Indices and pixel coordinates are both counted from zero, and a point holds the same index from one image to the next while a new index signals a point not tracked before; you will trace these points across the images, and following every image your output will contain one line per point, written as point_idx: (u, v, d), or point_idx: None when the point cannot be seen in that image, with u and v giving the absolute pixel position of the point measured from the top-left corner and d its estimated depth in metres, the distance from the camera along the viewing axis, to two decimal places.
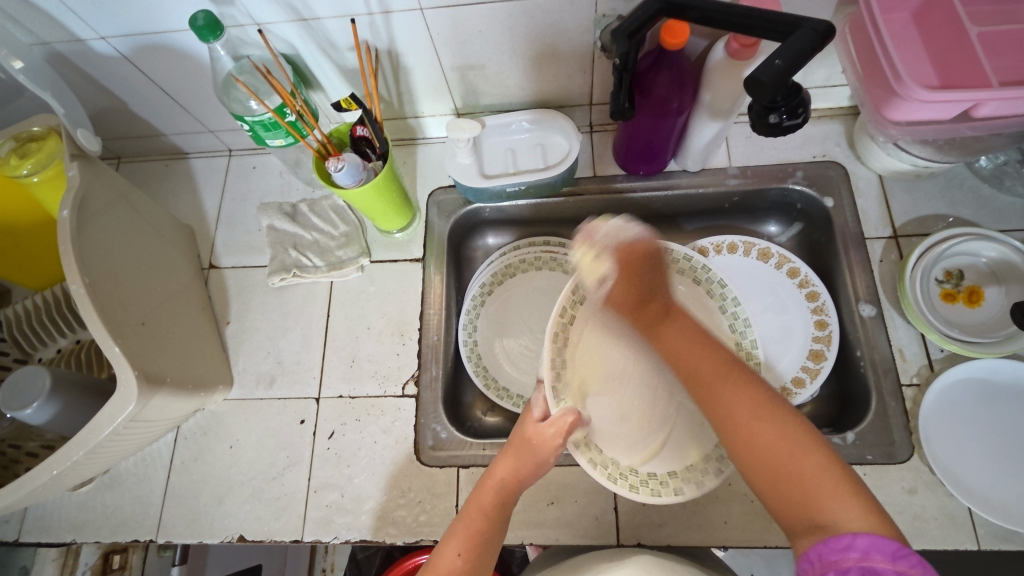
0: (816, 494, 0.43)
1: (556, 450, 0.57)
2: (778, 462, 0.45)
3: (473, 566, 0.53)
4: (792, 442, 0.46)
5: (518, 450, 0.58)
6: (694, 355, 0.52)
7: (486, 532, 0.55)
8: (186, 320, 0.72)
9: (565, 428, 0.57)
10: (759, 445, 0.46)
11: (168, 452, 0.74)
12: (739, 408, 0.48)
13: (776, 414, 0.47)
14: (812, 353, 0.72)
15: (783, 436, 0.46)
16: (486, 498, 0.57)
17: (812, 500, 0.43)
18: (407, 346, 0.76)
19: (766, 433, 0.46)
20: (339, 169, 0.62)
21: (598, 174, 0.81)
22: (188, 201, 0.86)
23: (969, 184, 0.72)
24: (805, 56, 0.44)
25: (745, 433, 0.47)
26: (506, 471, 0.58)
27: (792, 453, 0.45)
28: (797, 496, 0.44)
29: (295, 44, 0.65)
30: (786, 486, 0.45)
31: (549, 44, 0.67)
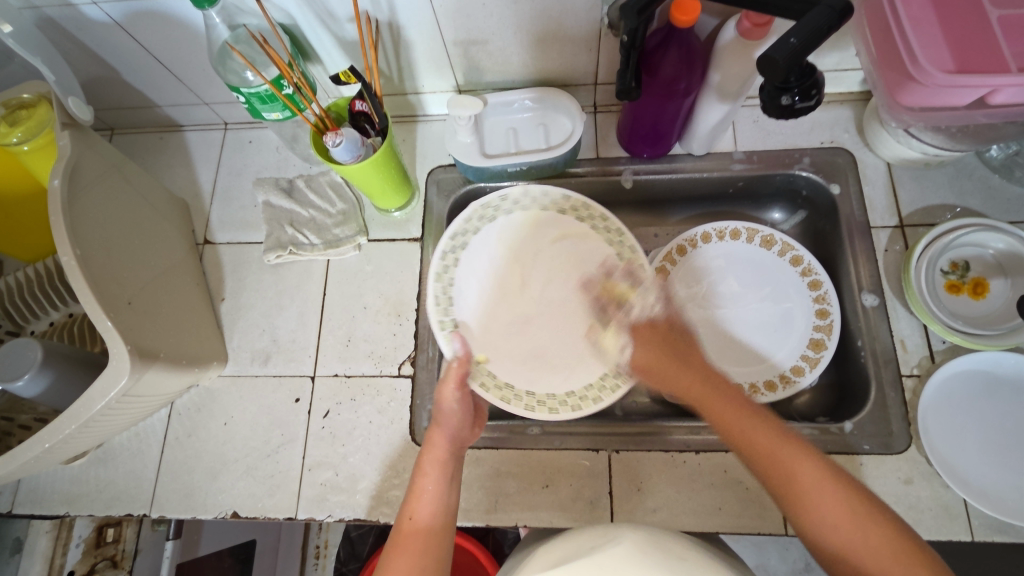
0: (870, 539, 0.45)
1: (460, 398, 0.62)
2: (833, 523, 0.46)
3: (440, 517, 0.54)
4: (829, 484, 0.48)
5: (440, 416, 0.61)
6: (722, 403, 0.55)
7: (439, 491, 0.56)
8: (180, 295, 0.71)
9: (460, 375, 0.64)
10: (812, 504, 0.47)
11: (162, 428, 0.73)
12: (795, 467, 0.49)
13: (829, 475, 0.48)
14: (812, 342, 0.72)
15: (837, 500, 0.47)
16: (430, 459, 0.58)
17: (847, 538, 0.45)
18: (403, 327, 0.75)
19: (804, 475, 0.48)
20: (337, 144, 0.60)
21: (601, 156, 0.79)
22: (183, 175, 0.85)
23: (978, 173, 0.71)
24: (821, 35, 0.42)
25: (797, 495, 0.48)
26: (449, 413, 0.61)
27: (827, 497, 0.47)
28: (845, 544, 0.45)
29: (293, 13, 0.63)
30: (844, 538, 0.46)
31: (556, 19, 0.65)
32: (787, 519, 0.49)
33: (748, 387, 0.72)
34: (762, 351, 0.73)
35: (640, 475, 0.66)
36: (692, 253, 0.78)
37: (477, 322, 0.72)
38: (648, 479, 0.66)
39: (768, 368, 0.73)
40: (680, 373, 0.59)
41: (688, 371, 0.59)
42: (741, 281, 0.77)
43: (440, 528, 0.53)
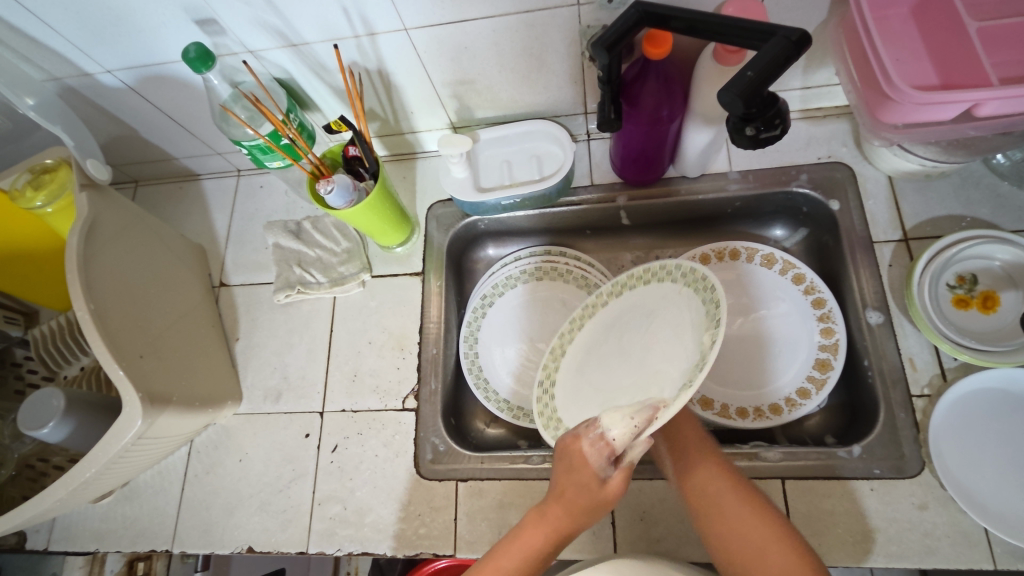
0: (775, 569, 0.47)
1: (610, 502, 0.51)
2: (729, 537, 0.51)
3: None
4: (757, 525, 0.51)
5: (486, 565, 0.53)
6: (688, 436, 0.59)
7: None
8: (197, 338, 0.75)
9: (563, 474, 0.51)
10: (730, 522, 0.52)
11: (182, 465, 0.77)
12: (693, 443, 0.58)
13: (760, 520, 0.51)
14: (818, 362, 0.70)
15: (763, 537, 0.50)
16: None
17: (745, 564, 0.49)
18: (407, 360, 0.77)
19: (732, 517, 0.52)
20: (329, 192, 0.63)
21: (596, 183, 0.80)
22: (199, 221, 0.89)
23: (985, 182, 0.69)
24: (779, 65, 0.42)
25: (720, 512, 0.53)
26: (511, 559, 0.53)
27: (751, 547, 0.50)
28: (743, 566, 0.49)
29: (288, 68, 0.67)
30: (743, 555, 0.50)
31: (537, 57, 0.67)
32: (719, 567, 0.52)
33: (754, 411, 0.70)
34: (767, 373, 0.72)
35: (644, 505, 0.65)
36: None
37: (490, 332, 0.81)
38: (651, 508, 0.65)
39: (773, 391, 0.71)
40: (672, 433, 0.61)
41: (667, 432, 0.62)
42: (742, 299, 0.76)
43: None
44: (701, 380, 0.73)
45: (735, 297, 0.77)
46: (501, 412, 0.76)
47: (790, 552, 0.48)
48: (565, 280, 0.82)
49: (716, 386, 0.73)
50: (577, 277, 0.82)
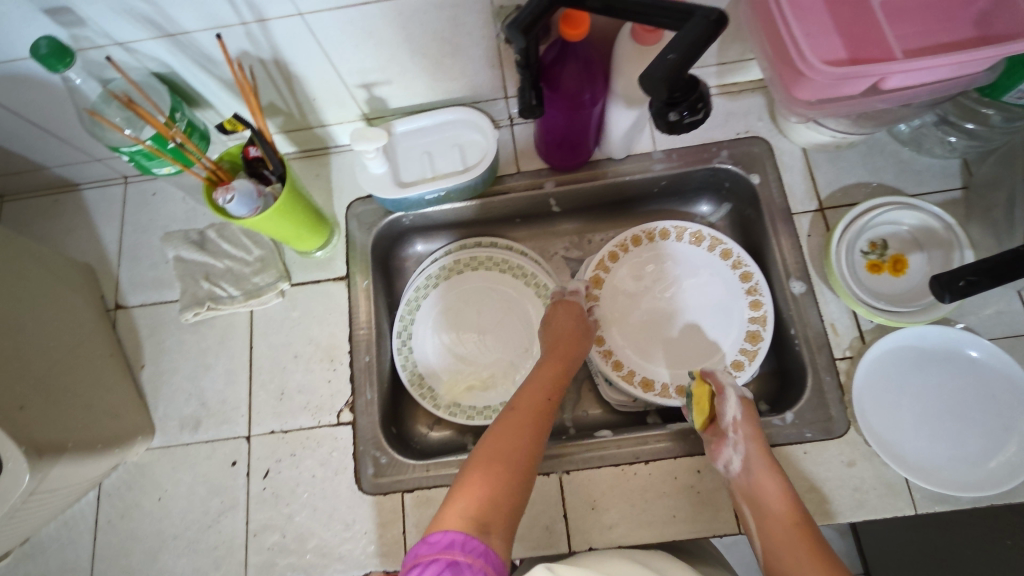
0: None
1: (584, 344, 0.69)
2: None
3: (516, 487, 0.53)
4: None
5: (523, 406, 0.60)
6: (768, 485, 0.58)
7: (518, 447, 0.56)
8: (93, 371, 0.67)
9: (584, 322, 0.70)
10: None
11: (92, 512, 0.69)
12: (772, 492, 0.58)
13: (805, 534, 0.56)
14: (750, 334, 0.72)
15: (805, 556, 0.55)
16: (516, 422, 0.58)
17: None
18: (338, 372, 0.72)
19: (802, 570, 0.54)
20: (228, 201, 0.56)
21: (522, 170, 0.78)
22: (84, 237, 0.79)
23: (889, 149, 0.73)
24: (699, 48, 0.40)
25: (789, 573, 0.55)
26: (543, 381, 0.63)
27: None
28: None
29: (167, 62, 0.59)
30: None
31: (450, 41, 0.63)
32: None
33: None
34: (703, 350, 0.73)
35: (594, 493, 0.65)
36: (624, 259, 0.77)
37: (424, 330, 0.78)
38: (601, 496, 0.65)
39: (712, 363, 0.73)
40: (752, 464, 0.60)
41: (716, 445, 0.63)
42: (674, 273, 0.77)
43: (513, 508, 0.52)
44: (639, 362, 0.73)
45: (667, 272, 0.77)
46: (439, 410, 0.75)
47: None
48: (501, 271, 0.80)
49: (655, 366, 0.73)
50: (512, 267, 0.81)
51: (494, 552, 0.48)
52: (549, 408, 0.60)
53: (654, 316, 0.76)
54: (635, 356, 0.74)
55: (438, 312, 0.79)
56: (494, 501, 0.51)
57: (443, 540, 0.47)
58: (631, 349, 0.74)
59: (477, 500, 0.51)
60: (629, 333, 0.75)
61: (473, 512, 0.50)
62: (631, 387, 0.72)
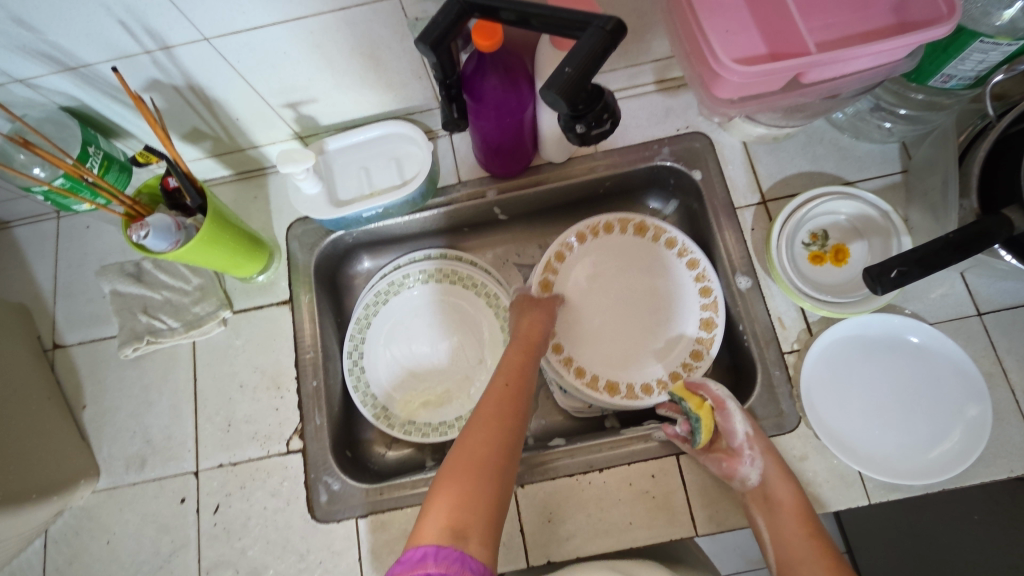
0: None
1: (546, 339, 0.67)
2: None
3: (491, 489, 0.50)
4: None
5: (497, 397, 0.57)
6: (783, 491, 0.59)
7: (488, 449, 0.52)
8: (28, 418, 0.65)
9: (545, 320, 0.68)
10: None
11: (38, 561, 0.67)
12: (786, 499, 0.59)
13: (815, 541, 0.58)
14: (705, 321, 0.71)
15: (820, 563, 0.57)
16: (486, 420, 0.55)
17: None
18: (286, 398, 0.71)
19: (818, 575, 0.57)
20: (145, 237, 0.55)
21: (464, 179, 0.76)
22: (18, 277, 0.77)
23: (828, 137, 0.72)
24: (598, 58, 0.40)
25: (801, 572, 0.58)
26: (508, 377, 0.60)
27: None
28: None
29: (75, 94, 0.57)
30: None
31: (370, 55, 0.61)
32: None
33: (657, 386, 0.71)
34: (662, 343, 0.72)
35: (550, 505, 0.64)
36: (572, 258, 0.75)
37: (375, 349, 0.77)
38: (557, 507, 0.64)
39: (675, 355, 0.72)
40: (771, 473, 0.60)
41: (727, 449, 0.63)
42: (622, 269, 0.75)
43: (491, 511, 0.49)
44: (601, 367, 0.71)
45: (614, 268, 0.75)
46: (393, 430, 0.73)
47: None
48: (451, 283, 0.79)
49: (618, 369, 0.71)
50: (461, 278, 0.79)
51: (473, 556, 0.44)
52: (518, 400, 0.57)
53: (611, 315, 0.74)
54: (597, 362, 0.72)
55: (389, 327, 0.78)
56: (466, 506, 0.48)
57: (415, 555, 0.43)
58: (592, 354, 0.72)
59: (452, 502, 0.48)
60: (588, 338, 0.73)
61: (446, 518, 0.46)
62: (597, 394, 0.70)
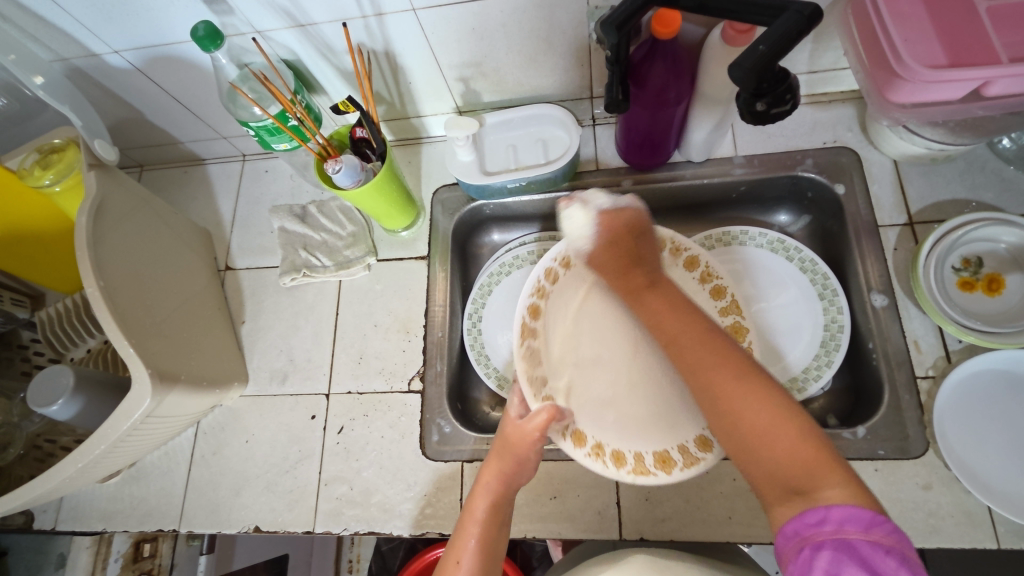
0: (784, 448, 0.42)
1: (537, 444, 0.57)
2: (747, 415, 0.44)
3: None
4: (775, 412, 0.43)
5: (501, 452, 0.58)
6: (676, 322, 0.50)
7: (488, 540, 0.55)
8: (203, 321, 0.75)
9: (546, 425, 0.56)
10: (738, 413, 0.44)
11: (189, 446, 0.77)
12: (670, 324, 0.51)
13: (782, 410, 0.43)
14: (734, 328, 0.69)
15: (777, 416, 0.43)
16: (477, 512, 0.56)
17: (785, 464, 0.42)
18: (412, 343, 0.77)
19: (746, 399, 0.44)
20: (337, 171, 0.64)
21: (601, 168, 0.81)
22: (205, 205, 0.90)
23: (991, 166, 0.69)
24: (791, 40, 0.44)
25: (727, 407, 0.45)
26: (489, 484, 0.58)
27: (775, 430, 0.42)
28: (753, 448, 0.43)
29: (296, 49, 0.67)
30: (763, 447, 0.43)
31: (544, 39, 0.67)
32: (748, 477, 0.45)
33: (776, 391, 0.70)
34: (777, 351, 0.72)
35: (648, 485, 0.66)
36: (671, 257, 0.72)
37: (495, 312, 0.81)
38: (656, 489, 0.65)
39: (794, 360, 0.71)
40: (634, 276, 0.55)
41: (642, 275, 0.55)
42: (756, 284, 0.76)
43: None
44: (631, 441, 0.63)
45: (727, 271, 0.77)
46: (489, 380, 0.77)
47: (801, 443, 0.42)
48: None
49: (656, 435, 0.64)
50: None
51: None
52: (508, 493, 0.58)
53: None
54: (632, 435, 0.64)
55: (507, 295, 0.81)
56: None
57: None
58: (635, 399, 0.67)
59: None
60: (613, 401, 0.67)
61: None
62: (653, 476, 0.60)
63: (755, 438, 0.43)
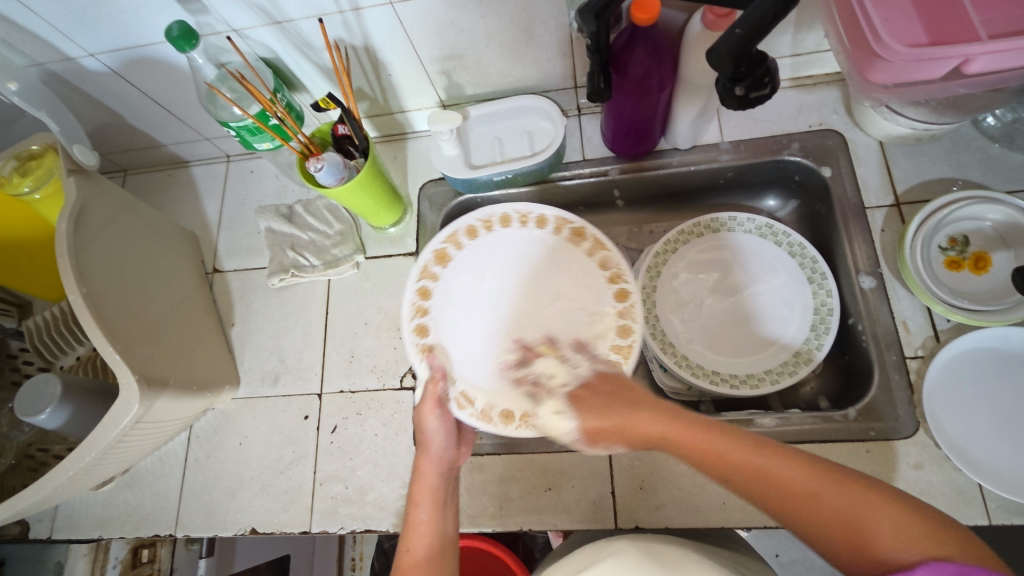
0: (867, 511, 0.41)
1: (439, 411, 0.60)
2: (810, 498, 0.43)
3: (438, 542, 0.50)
4: (819, 476, 0.44)
5: (422, 435, 0.59)
6: (670, 429, 0.50)
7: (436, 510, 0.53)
8: (192, 325, 0.75)
9: (436, 393, 0.61)
10: (804, 503, 0.43)
11: (182, 451, 0.77)
12: (654, 429, 0.50)
13: (819, 471, 0.44)
14: (620, 292, 0.67)
15: (836, 485, 0.43)
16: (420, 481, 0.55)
17: (858, 526, 0.41)
18: (403, 340, 0.77)
19: (792, 476, 0.44)
20: (319, 169, 0.63)
21: (587, 158, 0.80)
22: (190, 208, 0.89)
23: (977, 144, 0.69)
24: (769, 22, 0.43)
25: (784, 504, 0.44)
26: (431, 464, 0.57)
27: (835, 497, 0.42)
28: (837, 532, 0.42)
29: (273, 47, 0.66)
30: (833, 527, 0.42)
31: (524, 29, 0.66)
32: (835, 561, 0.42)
33: (763, 376, 0.70)
34: (767, 338, 0.73)
35: (643, 473, 0.66)
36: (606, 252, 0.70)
37: None
38: (650, 477, 0.65)
39: (783, 346, 0.72)
40: (600, 398, 0.55)
41: (606, 393, 0.55)
42: (746, 271, 0.76)
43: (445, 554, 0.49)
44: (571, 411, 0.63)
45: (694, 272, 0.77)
46: None
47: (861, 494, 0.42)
48: None
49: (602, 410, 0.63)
50: None
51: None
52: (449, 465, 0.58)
53: (715, 315, 0.76)
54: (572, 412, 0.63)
55: None
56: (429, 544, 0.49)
57: None
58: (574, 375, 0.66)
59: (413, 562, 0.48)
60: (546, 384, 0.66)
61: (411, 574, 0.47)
62: None
63: (824, 519, 0.42)
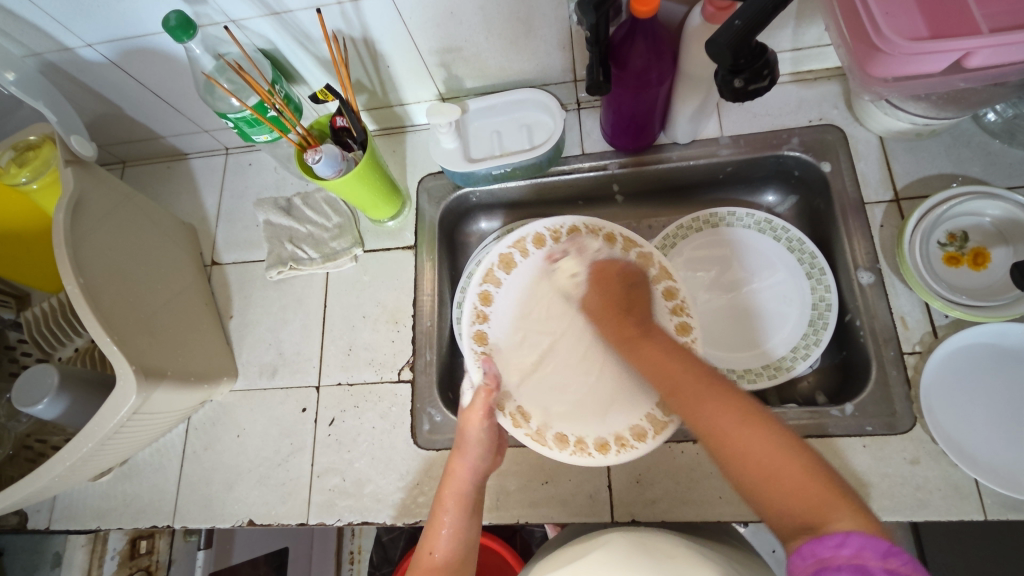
0: (805, 482, 0.42)
1: (485, 425, 0.60)
2: (759, 460, 0.44)
3: (456, 548, 0.57)
4: (778, 449, 0.44)
5: (462, 444, 0.61)
6: (677, 370, 0.52)
7: (459, 521, 0.58)
8: (190, 317, 0.75)
9: (488, 403, 0.60)
10: (748, 462, 0.44)
11: (180, 442, 0.77)
12: (669, 366, 0.53)
13: (782, 444, 0.44)
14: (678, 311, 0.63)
15: (794, 462, 0.43)
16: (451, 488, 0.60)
17: (812, 503, 0.41)
18: (401, 333, 0.77)
19: (752, 441, 0.45)
20: (317, 161, 0.63)
21: (586, 152, 0.80)
22: (189, 201, 0.89)
23: (977, 140, 0.69)
24: (769, 14, 0.43)
25: (735, 456, 0.45)
26: (464, 475, 0.60)
27: (782, 465, 0.43)
28: (772, 490, 0.43)
29: (272, 39, 0.66)
30: (775, 487, 0.43)
31: (523, 21, 0.66)
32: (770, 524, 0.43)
33: (761, 371, 0.71)
34: (765, 332, 0.73)
35: (640, 467, 0.66)
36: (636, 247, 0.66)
37: None
38: (647, 471, 0.66)
39: (781, 340, 0.72)
40: (627, 325, 0.58)
41: (635, 324, 0.58)
42: (745, 265, 0.76)
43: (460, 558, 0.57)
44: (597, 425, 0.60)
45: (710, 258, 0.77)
46: None
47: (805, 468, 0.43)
48: None
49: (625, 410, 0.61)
50: None
51: None
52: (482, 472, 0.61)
53: (715, 310, 0.76)
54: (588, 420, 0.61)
55: None
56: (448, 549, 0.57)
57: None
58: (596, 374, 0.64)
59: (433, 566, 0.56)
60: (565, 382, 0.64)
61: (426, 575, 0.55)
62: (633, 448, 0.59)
63: (770, 483, 0.43)
